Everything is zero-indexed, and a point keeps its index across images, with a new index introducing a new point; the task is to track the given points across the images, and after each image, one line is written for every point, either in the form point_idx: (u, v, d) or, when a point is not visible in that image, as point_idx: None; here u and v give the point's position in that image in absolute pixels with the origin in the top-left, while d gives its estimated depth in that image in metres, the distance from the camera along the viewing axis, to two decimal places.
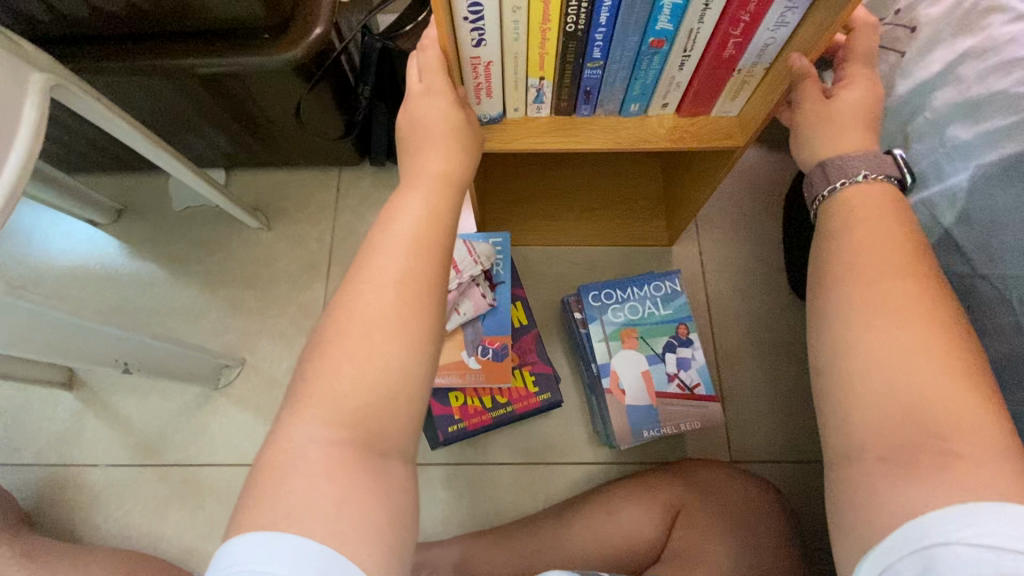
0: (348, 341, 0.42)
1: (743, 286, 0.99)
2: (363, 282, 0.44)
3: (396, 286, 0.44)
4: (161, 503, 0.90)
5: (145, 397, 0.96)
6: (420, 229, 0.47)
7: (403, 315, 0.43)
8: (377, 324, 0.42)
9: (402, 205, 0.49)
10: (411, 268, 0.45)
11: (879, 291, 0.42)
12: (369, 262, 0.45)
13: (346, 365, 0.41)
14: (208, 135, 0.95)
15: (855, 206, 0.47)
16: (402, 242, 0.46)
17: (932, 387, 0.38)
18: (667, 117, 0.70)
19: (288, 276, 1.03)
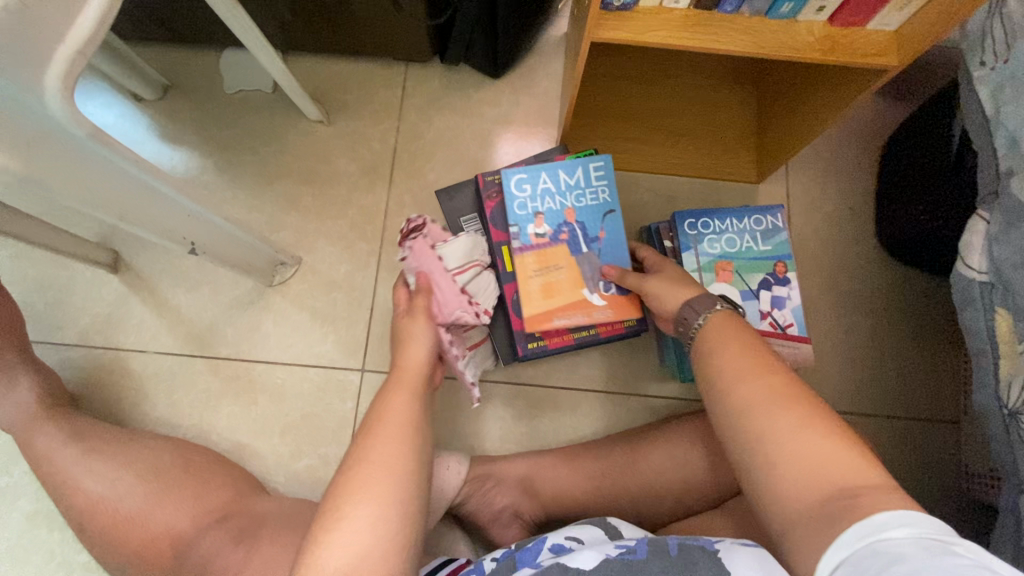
0: (346, 506, 0.48)
1: (833, 233, 0.93)
2: (364, 457, 0.51)
3: (385, 460, 0.51)
4: (212, 395, 0.87)
5: (195, 288, 0.91)
6: (403, 422, 0.55)
7: (388, 475, 0.50)
8: (370, 478, 0.50)
9: (390, 406, 0.57)
10: (396, 456, 0.52)
11: (756, 400, 0.48)
12: (367, 447, 0.52)
13: (351, 508, 0.47)
14: (274, 4, 0.86)
15: (702, 338, 0.56)
16: (390, 435, 0.53)
17: (823, 443, 0.44)
18: (816, 25, 0.63)
19: (347, 175, 0.96)
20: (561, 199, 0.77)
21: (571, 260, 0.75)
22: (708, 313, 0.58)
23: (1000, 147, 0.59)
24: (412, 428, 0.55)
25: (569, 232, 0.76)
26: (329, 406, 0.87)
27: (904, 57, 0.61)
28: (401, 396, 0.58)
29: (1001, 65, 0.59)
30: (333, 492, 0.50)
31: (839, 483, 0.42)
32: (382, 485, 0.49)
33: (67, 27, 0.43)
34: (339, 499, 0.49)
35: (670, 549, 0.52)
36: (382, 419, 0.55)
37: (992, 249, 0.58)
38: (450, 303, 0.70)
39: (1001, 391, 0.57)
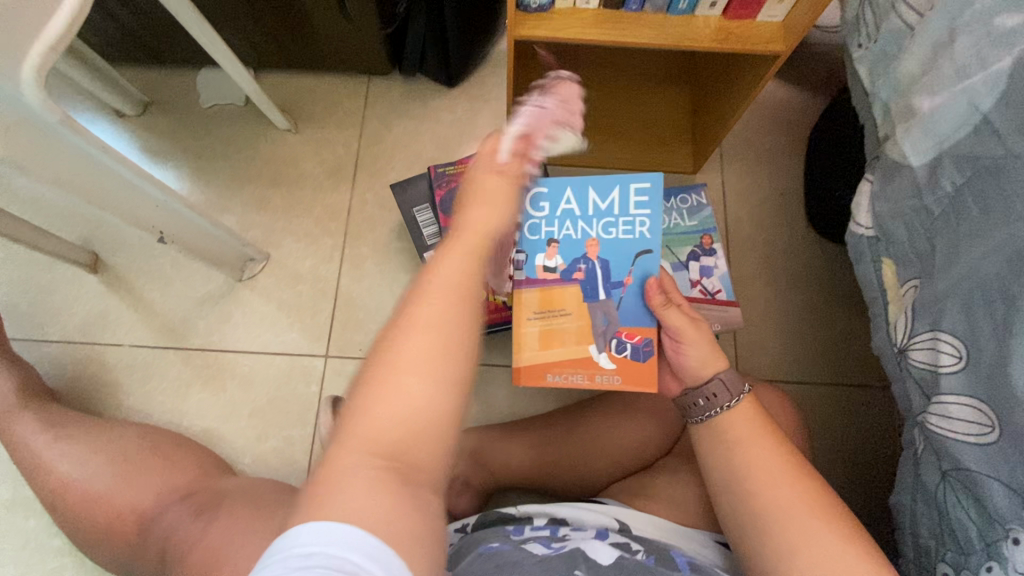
0: (390, 374, 0.39)
1: (765, 215, 1.00)
2: (403, 322, 0.41)
3: (433, 329, 0.40)
4: (183, 384, 0.92)
5: (169, 284, 0.97)
6: (457, 289, 0.43)
7: (443, 346, 0.40)
8: (420, 346, 0.39)
9: (445, 265, 0.44)
10: (445, 322, 0.41)
11: (776, 505, 0.49)
12: (414, 311, 0.41)
13: (393, 386, 0.38)
14: (242, 25, 0.95)
15: (727, 430, 0.55)
16: (447, 304, 0.41)
17: (847, 553, 0.46)
18: (712, 19, 0.71)
19: (313, 178, 1.03)
20: (585, 227, 0.61)
21: (582, 307, 0.62)
22: (735, 398, 0.55)
23: (878, 115, 0.66)
24: (466, 295, 0.43)
25: (586, 269, 0.61)
26: (295, 390, 0.91)
27: (789, 44, 0.69)
28: (455, 255, 0.45)
29: (871, 44, 0.67)
30: (370, 367, 0.40)
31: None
32: (430, 357, 0.39)
33: (40, 28, 0.50)
34: (375, 377, 0.39)
35: (678, 563, 0.55)
36: (428, 287, 0.42)
37: (874, 206, 0.64)
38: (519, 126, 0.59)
39: (892, 333, 0.63)
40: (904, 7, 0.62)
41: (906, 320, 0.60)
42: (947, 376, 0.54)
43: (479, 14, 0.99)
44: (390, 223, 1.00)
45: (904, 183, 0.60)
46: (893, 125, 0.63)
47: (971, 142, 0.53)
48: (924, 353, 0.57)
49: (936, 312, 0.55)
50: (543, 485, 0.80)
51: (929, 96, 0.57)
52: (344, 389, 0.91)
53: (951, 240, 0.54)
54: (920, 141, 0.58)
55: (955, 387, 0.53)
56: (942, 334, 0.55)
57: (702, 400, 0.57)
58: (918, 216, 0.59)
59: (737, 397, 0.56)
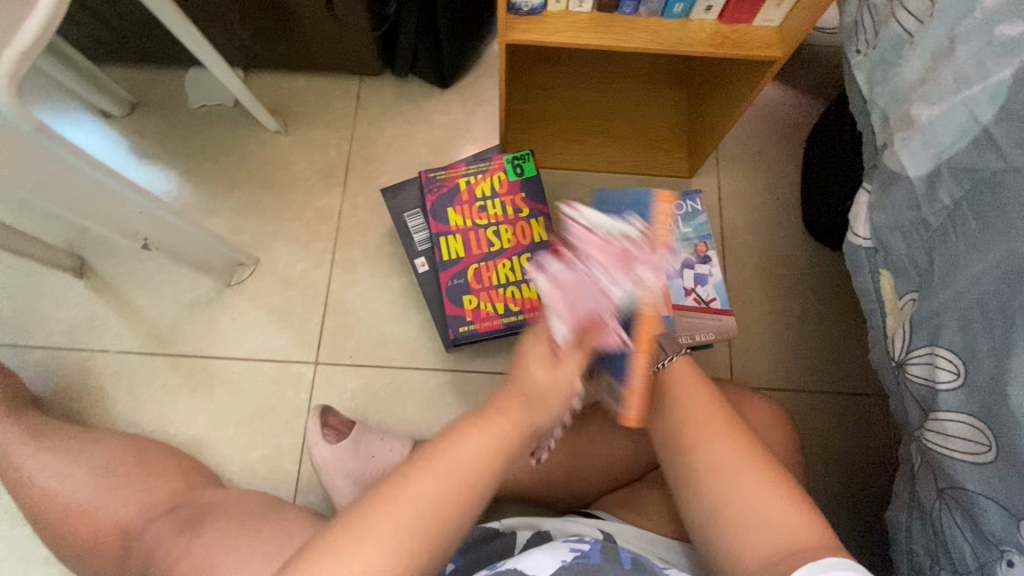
0: (362, 541, 0.43)
1: (761, 220, 0.98)
2: (399, 486, 0.45)
3: (422, 503, 0.45)
4: (171, 391, 0.91)
5: (157, 289, 0.95)
6: (464, 485, 0.46)
7: (429, 526, 0.44)
8: (410, 519, 0.44)
9: (466, 438, 0.48)
10: (429, 516, 0.45)
11: (710, 456, 0.52)
12: (410, 478, 0.46)
13: (362, 549, 0.43)
14: (230, 25, 0.93)
15: (669, 388, 0.56)
16: (451, 485, 0.46)
17: (782, 505, 0.49)
18: (708, 23, 0.70)
19: (304, 181, 1.02)
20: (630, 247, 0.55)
21: None
22: (674, 354, 0.58)
23: (875, 123, 0.65)
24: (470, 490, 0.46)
25: None
26: (284, 398, 0.90)
27: (787, 49, 0.68)
28: (486, 432, 0.48)
29: (870, 50, 0.65)
30: (356, 512, 0.45)
31: (795, 544, 0.47)
32: (411, 534, 0.44)
33: (9, 35, 0.48)
34: (360, 524, 0.44)
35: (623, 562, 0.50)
36: (433, 458, 0.47)
37: (871, 217, 0.63)
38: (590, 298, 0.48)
39: (889, 346, 0.61)
40: (905, 13, 0.60)
41: (903, 334, 0.59)
42: (945, 393, 0.53)
43: (472, 14, 0.97)
44: (381, 227, 0.99)
45: (902, 194, 0.59)
46: (891, 133, 0.62)
47: (971, 154, 0.52)
48: (921, 369, 0.56)
49: (933, 327, 0.54)
50: (531, 495, 0.78)
51: (928, 106, 0.56)
52: (334, 397, 0.90)
53: (950, 254, 0.53)
54: (918, 152, 0.57)
55: (953, 405, 0.52)
56: (940, 349, 0.54)
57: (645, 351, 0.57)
58: (916, 228, 0.57)
59: (672, 355, 0.58)
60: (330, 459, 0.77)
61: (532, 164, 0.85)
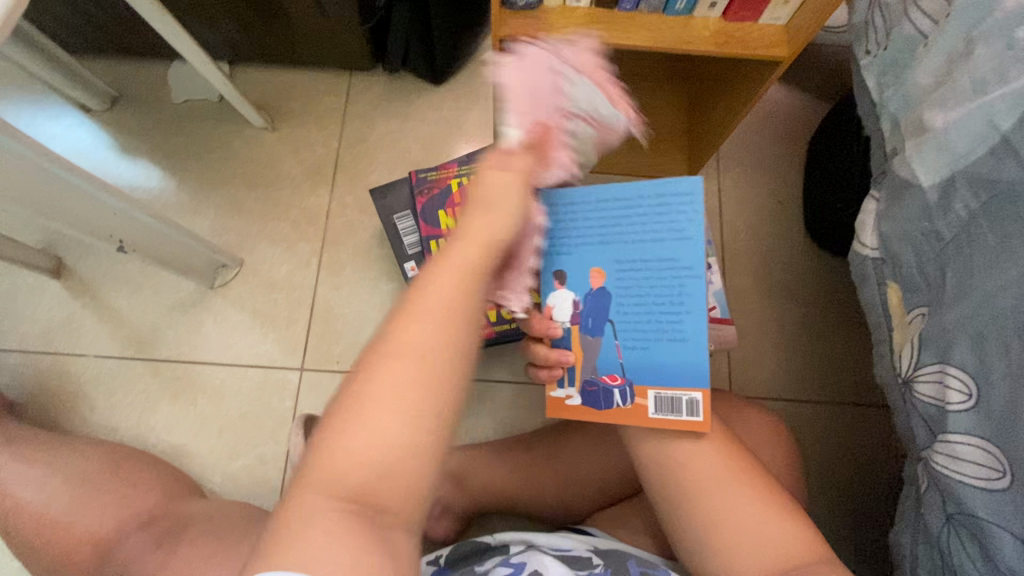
0: (362, 409, 0.35)
1: (762, 224, 0.96)
2: (378, 363, 0.36)
3: (405, 365, 0.36)
4: (151, 397, 0.88)
5: (137, 291, 0.92)
6: (443, 310, 0.38)
7: (417, 390, 0.36)
8: (395, 378, 0.36)
9: (433, 282, 0.39)
10: (420, 371, 0.36)
11: (701, 472, 0.51)
12: (392, 336, 0.37)
13: (356, 426, 0.35)
14: (213, 16, 0.89)
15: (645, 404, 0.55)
16: (423, 315, 0.38)
17: (772, 522, 0.49)
18: (712, 20, 0.67)
19: (291, 179, 0.98)
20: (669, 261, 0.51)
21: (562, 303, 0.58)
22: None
23: (885, 128, 0.62)
24: (457, 315, 0.38)
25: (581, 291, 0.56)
26: (268, 405, 0.87)
27: (793, 49, 0.64)
28: (480, 218, 0.43)
29: (881, 51, 0.62)
30: (344, 388, 0.37)
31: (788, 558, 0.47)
32: (403, 400, 0.35)
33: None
34: (350, 399, 0.36)
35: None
36: (408, 324, 0.37)
37: (880, 227, 0.60)
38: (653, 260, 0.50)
39: (896, 362, 0.59)
40: (919, 14, 0.57)
41: (912, 351, 0.56)
42: (955, 414, 0.50)
43: (466, 7, 0.93)
44: (371, 229, 0.95)
45: (914, 204, 0.56)
46: (902, 139, 0.59)
47: (988, 164, 0.49)
48: (930, 388, 0.53)
49: (943, 345, 0.52)
50: (524, 510, 0.76)
51: (942, 112, 0.53)
52: (320, 405, 0.87)
53: (964, 269, 0.51)
54: (931, 160, 0.54)
55: (964, 427, 0.50)
56: (950, 368, 0.51)
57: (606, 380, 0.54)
58: (927, 240, 0.55)
59: None
60: None
61: None
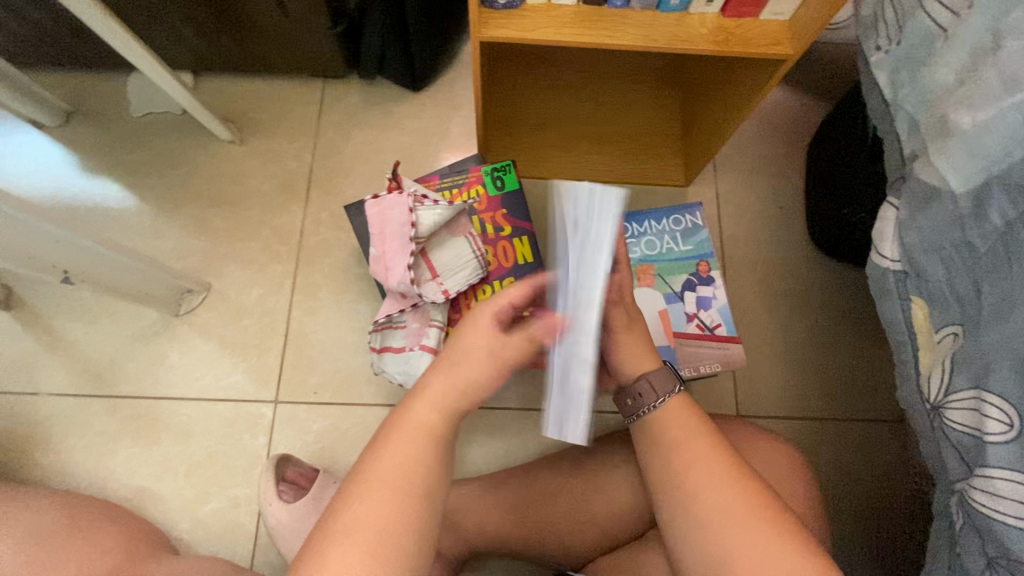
0: None
1: (762, 231, 0.91)
2: (332, 541, 0.39)
3: (356, 545, 0.39)
4: (110, 438, 0.80)
5: (94, 322, 0.85)
6: (403, 487, 0.41)
7: (373, 553, 0.39)
8: (346, 560, 0.38)
9: (393, 454, 0.43)
10: (378, 533, 0.40)
11: (710, 501, 0.46)
12: (347, 505, 0.41)
13: None
14: (171, 25, 0.83)
15: (660, 429, 0.50)
16: (385, 500, 0.41)
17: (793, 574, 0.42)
18: (709, 16, 0.62)
19: (262, 196, 0.92)
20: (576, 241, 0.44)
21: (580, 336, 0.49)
22: (668, 395, 0.51)
23: (903, 130, 0.57)
24: (413, 493, 0.42)
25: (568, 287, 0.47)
26: (238, 442, 0.80)
27: (798, 46, 0.59)
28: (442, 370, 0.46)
29: (893, 46, 0.58)
30: (301, 553, 0.40)
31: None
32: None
33: None
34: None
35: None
36: (367, 507, 0.40)
37: (901, 236, 0.55)
38: (394, 210, 0.67)
39: (923, 386, 0.54)
40: (936, 4, 0.52)
41: (940, 374, 0.51)
42: (992, 446, 0.45)
43: (445, 8, 0.88)
44: (347, 247, 0.89)
45: (943, 212, 0.51)
46: (923, 142, 0.54)
47: None
48: (965, 416, 0.48)
49: (980, 368, 0.46)
50: (516, 551, 0.70)
51: (969, 111, 0.48)
52: (296, 441, 0.80)
53: (1004, 286, 0.46)
54: (961, 162, 0.49)
55: (1004, 461, 0.45)
56: (987, 396, 0.46)
57: (629, 399, 0.52)
58: (958, 252, 0.50)
59: (665, 396, 0.51)
60: (285, 521, 0.68)
61: (513, 176, 0.75)
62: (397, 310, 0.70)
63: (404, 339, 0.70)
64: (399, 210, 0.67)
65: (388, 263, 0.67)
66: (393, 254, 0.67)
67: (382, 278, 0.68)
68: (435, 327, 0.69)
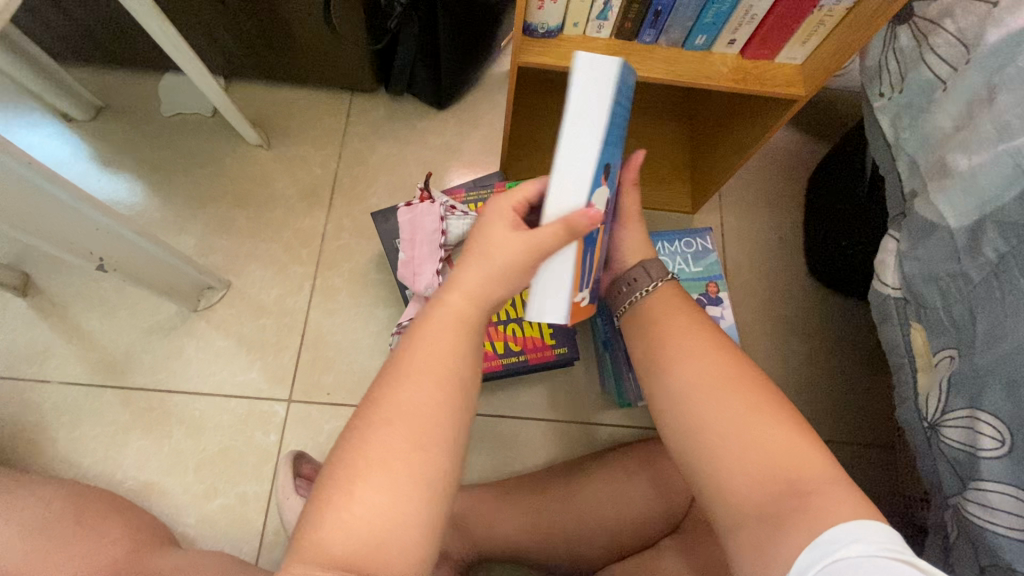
0: (366, 469, 0.38)
1: (763, 259, 0.96)
2: (374, 429, 0.39)
3: (410, 429, 0.40)
4: (120, 429, 0.80)
5: (111, 313, 0.85)
6: (443, 379, 0.42)
7: (424, 436, 0.40)
8: (388, 447, 0.39)
9: (429, 349, 0.43)
10: (427, 419, 0.40)
11: (696, 379, 0.48)
12: (394, 396, 0.41)
13: (364, 479, 0.38)
14: (214, 31, 0.86)
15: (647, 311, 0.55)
16: (424, 391, 0.41)
17: (771, 442, 0.44)
18: (730, 56, 0.67)
19: (286, 199, 0.94)
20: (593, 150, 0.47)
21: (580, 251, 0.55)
22: (661, 280, 0.56)
23: (902, 169, 0.62)
24: (454, 382, 0.42)
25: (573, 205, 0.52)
26: (250, 439, 0.81)
27: (810, 88, 0.65)
28: (474, 267, 0.47)
29: (896, 94, 0.63)
30: (352, 439, 0.40)
31: (785, 469, 0.42)
32: (402, 460, 0.39)
33: None
34: (353, 463, 0.39)
35: None
36: (408, 398, 0.41)
37: (902, 266, 0.60)
38: (425, 217, 0.70)
39: (920, 406, 0.58)
40: (937, 59, 0.58)
41: (938, 394, 0.55)
42: (986, 461, 0.49)
43: (478, 35, 0.93)
44: (368, 253, 0.91)
45: (941, 244, 0.55)
46: (922, 180, 0.59)
47: (1019, 208, 0.49)
48: (960, 432, 0.52)
49: (974, 389, 0.51)
50: (519, 555, 0.72)
51: (967, 154, 0.53)
52: (308, 440, 0.81)
53: (996, 313, 0.50)
54: (959, 201, 0.54)
55: (997, 475, 0.48)
56: (981, 414, 0.50)
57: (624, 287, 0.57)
58: (953, 281, 0.54)
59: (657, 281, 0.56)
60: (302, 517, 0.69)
61: None
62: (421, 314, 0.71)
63: None
64: (430, 218, 0.70)
65: (416, 267, 0.70)
66: (421, 259, 0.70)
67: (409, 282, 0.71)
68: None
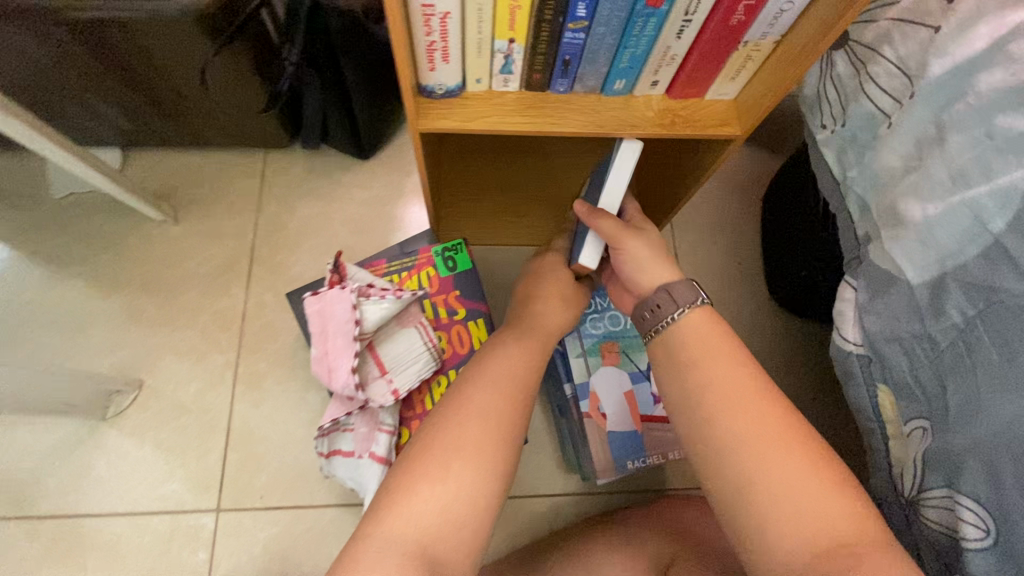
0: (428, 470, 0.43)
1: (724, 291, 0.90)
2: (434, 433, 0.45)
3: (482, 417, 0.46)
4: (29, 566, 0.71)
5: (8, 433, 0.76)
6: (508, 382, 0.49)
7: (499, 422, 0.46)
8: (457, 438, 0.45)
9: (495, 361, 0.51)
10: (498, 414, 0.47)
11: (737, 423, 0.42)
12: (462, 400, 0.47)
13: (433, 474, 0.43)
14: (94, 105, 0.77)
15: (677, 339, 0.48)
16: (496, 392, 0.48)
17: (827, 503, 0.38)
18: (655, 98, 0.60)
19: (200, 279, 0.85)
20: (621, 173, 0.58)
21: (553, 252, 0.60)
22: (688, 306, 0.49)
23: (852, 210, 0.56)
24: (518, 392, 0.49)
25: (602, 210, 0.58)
26: (177, 560, 0.72)
27: (745, 126, 0.58)
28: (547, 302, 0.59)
29: (839, 127, 0.57)
30: (416, 446, 0.45)
31: (836, 536, 0.37)
32: (470, 449, 0.44)
33: None
34: (414, 464, 0.44)
35: None
36: (472, 402, 0.47)
37: (862, 321, 0.53)
38: (336, 305, 0.62)
39: (897, 480, 0.52)
40: (880, 91, 0.53)
41: (913, 470, 0.49)
42: (970, 553, 0.43)
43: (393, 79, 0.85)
44: (295, 330, 0.83)
45: (901, 300, 0.49)
46: (876, 225, 0.53)
47: (983, 268, 0.44)
48: (940, 516, 0.46)
49: (952, 469, 0.45)
50: None
51: (920, 202, 0.48)
52: (242, 553, 0.73)
53: (970, 385, 0.44)
54: (916, 254, 0.48)
55: (984, 568, 0.43)
56: (961, 497, 0.44)
57: (647, 312, 0.51)
58: (919, 343, 0.48)
59: (685, 307, 0.49)
60: None
61: (466, 254, 0.72)
62: (344, 413, 0.64)
63: (353, 444, 0.65)
64: (341, 306, 0.62)
65: (332, 364, 0.63)
66: (336, 354, 0.62)
67: (325, 378, 0.63)
68: (384, 433, 0.64)
